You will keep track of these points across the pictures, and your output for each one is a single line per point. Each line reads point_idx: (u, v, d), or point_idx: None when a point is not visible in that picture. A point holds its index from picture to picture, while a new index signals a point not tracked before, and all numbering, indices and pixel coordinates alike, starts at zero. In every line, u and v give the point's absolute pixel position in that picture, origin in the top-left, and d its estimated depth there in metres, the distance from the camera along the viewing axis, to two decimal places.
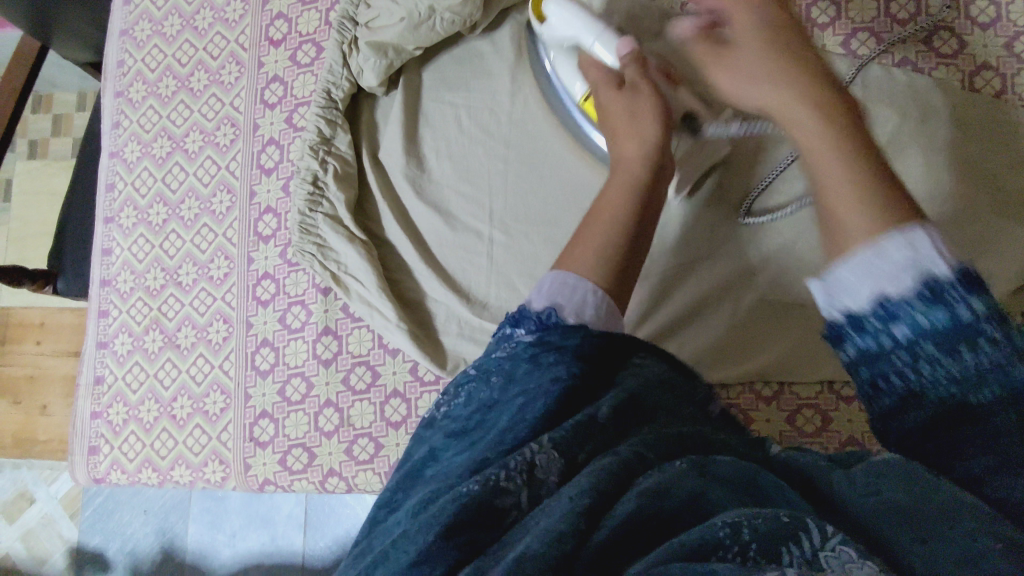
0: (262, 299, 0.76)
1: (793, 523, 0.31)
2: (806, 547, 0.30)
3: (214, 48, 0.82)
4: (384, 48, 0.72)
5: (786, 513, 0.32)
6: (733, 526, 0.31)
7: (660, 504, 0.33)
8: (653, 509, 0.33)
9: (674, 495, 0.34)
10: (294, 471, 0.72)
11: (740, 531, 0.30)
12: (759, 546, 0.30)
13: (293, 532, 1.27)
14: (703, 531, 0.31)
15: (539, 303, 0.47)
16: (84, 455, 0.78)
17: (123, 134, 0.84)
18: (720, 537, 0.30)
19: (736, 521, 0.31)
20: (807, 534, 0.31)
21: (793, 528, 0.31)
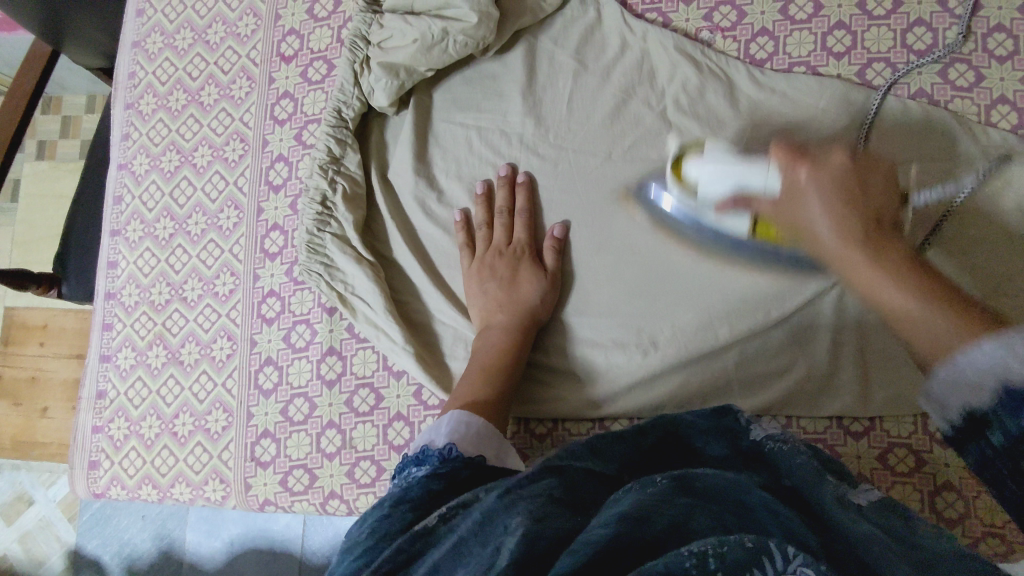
0: (267, 317, 0.75)
1: (756, 548, 0.32)
2: (770, 567, 0.31)
3: (225, 63, 0.81)
4: (395, 69, 0.71)
5: (750, 539, 0.32)
6: (699, 555, 0.31)
7: (637, 532, 0.34)
8: (630, 535, 0.34)
9: (652, 524, 0.35)
10: (295, 492, 0.71)
11: (705, 558, 0.30)
12: (724, 573, 0.30)
13: (291, 543, 1.26)
14: (670, 560, 0.30)
15: (439, 441, 0.55)
16: (84, 469, 0.77)
17: (132, 146, 0.83)
18: (687, 566, 0.30)
19: (702, 551, 0.31)
20: (769, 560, 0.31)
21: (756, 553, 0.31)
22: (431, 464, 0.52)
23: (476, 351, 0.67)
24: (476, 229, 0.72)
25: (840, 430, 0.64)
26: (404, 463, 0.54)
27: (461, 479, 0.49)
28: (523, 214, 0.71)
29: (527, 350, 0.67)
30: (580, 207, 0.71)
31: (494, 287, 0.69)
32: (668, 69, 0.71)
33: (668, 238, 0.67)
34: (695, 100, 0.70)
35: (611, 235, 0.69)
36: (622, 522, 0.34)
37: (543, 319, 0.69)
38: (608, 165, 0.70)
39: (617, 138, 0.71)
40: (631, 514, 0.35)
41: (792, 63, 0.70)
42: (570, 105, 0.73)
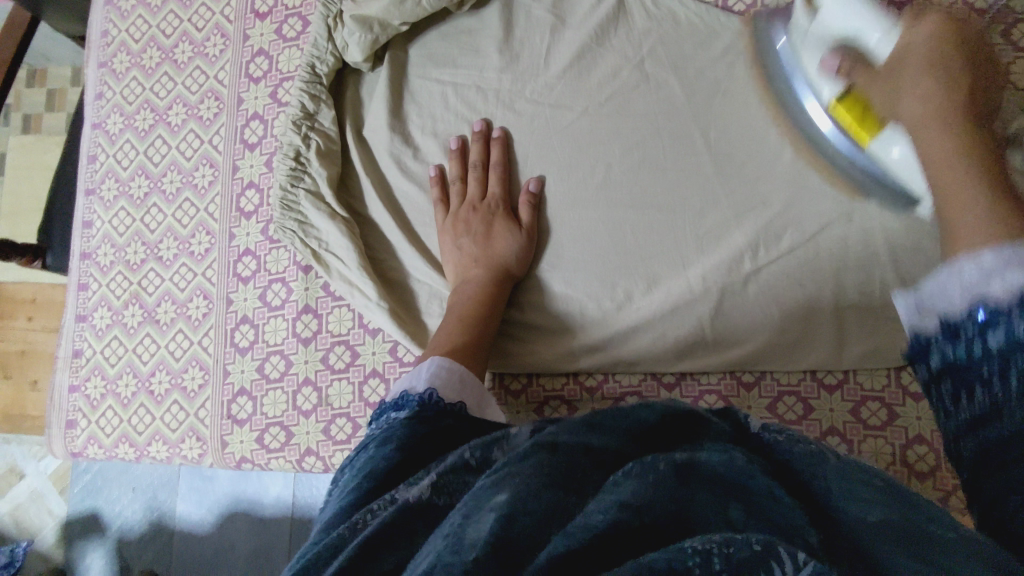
0: (242, 276, 0.75)
1: (766, 549, 0.29)
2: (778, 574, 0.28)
3: (199, 20, 0.80)
4: (369, 22, 0.70)
5: (758, 540, 0.30)
6: (704, 556, 0.29)
7: (631, 518, 0.33)
8: (633, 521, 0.33)
9: (653, 511, 0.33)
10: (271, 449, 0.72)
11: (710, 559, 0.29)
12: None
13: (280, 512, 1.27)
14: (672, 557, 0.30)
15: (420, 387, 0.55)
16: (61, 428, 0.77)
17: (105, 106, 0.82)
18: (689, 564, 0.29)
19: (705, 550, 0.29)
20: (779, 565, 0.29)
21: (765, 555, 0.29)
22: (411, 409, 0.51)
23: (451, 303, 0.67)
24: (451, 184, 0.72)
25: (813, 383, 0.64)
26: (382, 409, 0.54)
27: (444, 426, 0.49)
28: (497, 167, 0.71)
29: (502, 305, 0.67)
30: (560, 159, 0.70)
31: (468, 243, 0.69)
32: (646, 23, 0.70)
33: (642, 193, 0.67)
34: (672, 53, 0.69)
35: (586, 191, 0.69)
36: (623, 509, 0.33)
37: (518, 273, 0.69)
38: (585, 120, 0.70)
39: (593, 93, 0.70)
40: (631, 498, 0.34)
41: None
42: (547, 60, 0.72)
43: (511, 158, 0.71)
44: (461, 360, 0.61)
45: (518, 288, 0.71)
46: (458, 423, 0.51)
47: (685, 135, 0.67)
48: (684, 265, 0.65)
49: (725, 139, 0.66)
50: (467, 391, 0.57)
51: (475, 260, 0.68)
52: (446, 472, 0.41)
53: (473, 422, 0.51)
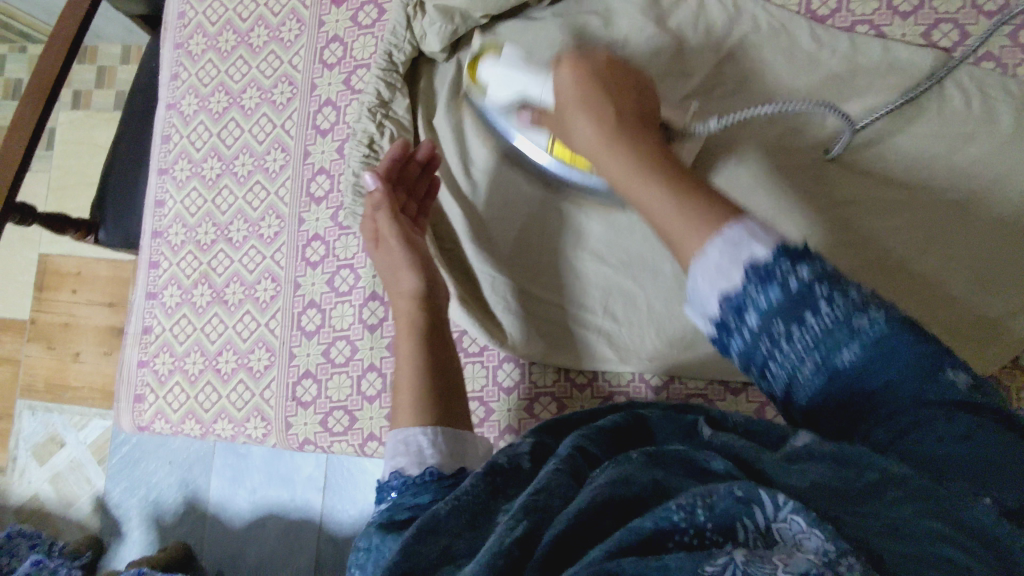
0: (311, 261, 0.76)
1: (747, 498, 0.30)
2: (759, 518, 0.30)
3: (276, 5, 0.81)
4: (451, 13, 0.71)
5: (739, 487, 0.31)
6: (687, 509, 0.31)
7: (617, 492, 0.34)
8: (615, 496, 0.34)
9: (636, 479, 0.34)
10: (335, 432, 0.73)
11: (695, 513, 0.30)
12: (712, 527, 0.30)
13: (312, 492, 1.29)
14: (659, 517, 0.31)
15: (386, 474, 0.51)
16: (129, 402, 0.79)
17: (180, 86, 0.83)
18: (676, 522, 0.30)
19: (689, 506, 0.31)
20: (759, 508, 0.30)
21: (747, 503, 0.30)
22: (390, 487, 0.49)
23: (397, 356, 0.61)
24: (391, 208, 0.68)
25: None
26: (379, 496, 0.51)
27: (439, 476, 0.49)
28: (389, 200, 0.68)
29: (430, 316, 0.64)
30: None
31: (391, 280, 0.66)
32: (726, 21, 0.70)
33: None
34: (752, 54, 0.69)
35: None
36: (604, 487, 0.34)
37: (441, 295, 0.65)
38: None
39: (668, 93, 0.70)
40: (612, 478, 0.35)
41: (855, 20, 0.68)
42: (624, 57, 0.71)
43: (432, 191, 0.72)
44: (449, 419, 0.54)
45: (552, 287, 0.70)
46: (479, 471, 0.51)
47: (761, 142, 0.67)
48: None
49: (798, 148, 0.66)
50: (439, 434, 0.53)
51: (433, 295, 0.65)
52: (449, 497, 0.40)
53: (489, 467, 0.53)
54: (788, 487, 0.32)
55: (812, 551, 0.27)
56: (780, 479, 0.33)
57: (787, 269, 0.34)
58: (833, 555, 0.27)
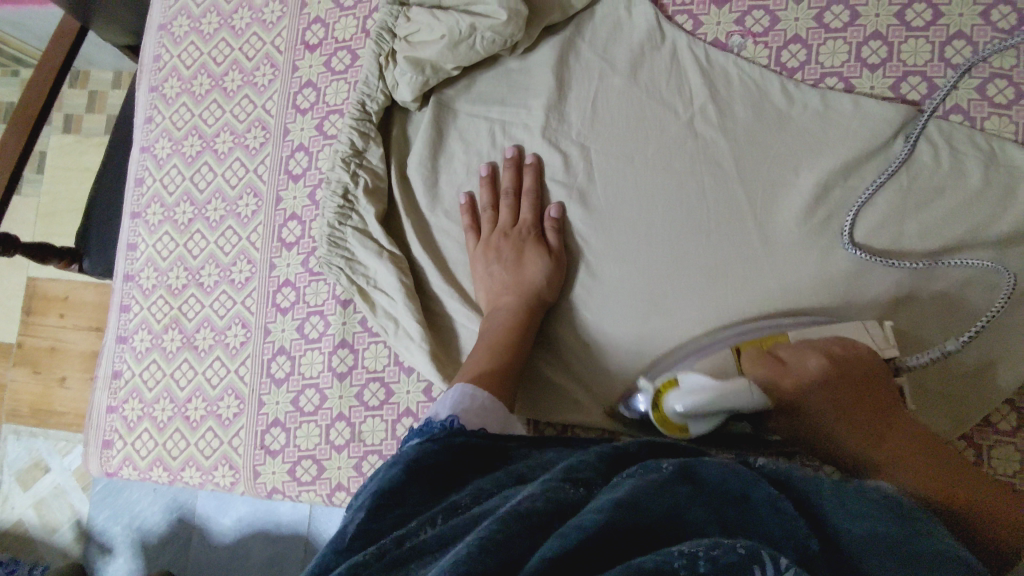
0: (281, 307, 0.75)
1: (751, 554, 0.32)
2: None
3: (250, 49, 0.81)
4: (422, 64, 0.70)
5: (744, 545, 0.33)
6: (688, 557, 0.32)
7: (628, 520, 0.36)
8: (627, 522, 0.35)
9: (642, 513, 0.36)
10: (303, 482, 0.72)
11: (695, 561, 0.32)
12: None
13: (296, 522, 1.28)
14: (658, 559, 0.32)
15: (443, 415, 0.55)
16: (97, 447, 0.78)
17: (155, 129, 0.84)
18: (675, 566, 0.32)
19: (691, 553, 0.32)
20: (761, 567, 0.31)
21: (751, 558, 0.32)
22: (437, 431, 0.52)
23: (486, 327, 0.68)
24: (482, 211, 0.72)
25: None
26: (409, 437, 0.54)
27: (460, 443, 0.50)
28: (530, 195, 0.71)
29: (533, 331, 0.67)
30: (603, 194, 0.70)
31: (516, 270, 0.68)
32: (697, 72, 0.70)
33: (686, 254, 0.67)
34: (722, 106, 0.68)
35: (631, 241, 0.68)
36: (617, 509, 0.36)
37: (549, 299, 0.69)
38: (647, 175, 0.69)
39: (640, 143, 0.70)
40: (624, 498, 0.37)
41: (825, 72, 0.68)
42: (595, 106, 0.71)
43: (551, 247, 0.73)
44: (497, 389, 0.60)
45: (543, 341, 0.71)
46: (490, 442, 0.51)
47: (731, 196, 0.66)
48: (726, 322, 0.65)
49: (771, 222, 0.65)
50: (488, 416, 0.57)
51: (546, 293, 0.68)
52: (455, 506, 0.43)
53: (503, 444, 0.52)
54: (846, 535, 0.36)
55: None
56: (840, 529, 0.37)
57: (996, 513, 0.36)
58: None
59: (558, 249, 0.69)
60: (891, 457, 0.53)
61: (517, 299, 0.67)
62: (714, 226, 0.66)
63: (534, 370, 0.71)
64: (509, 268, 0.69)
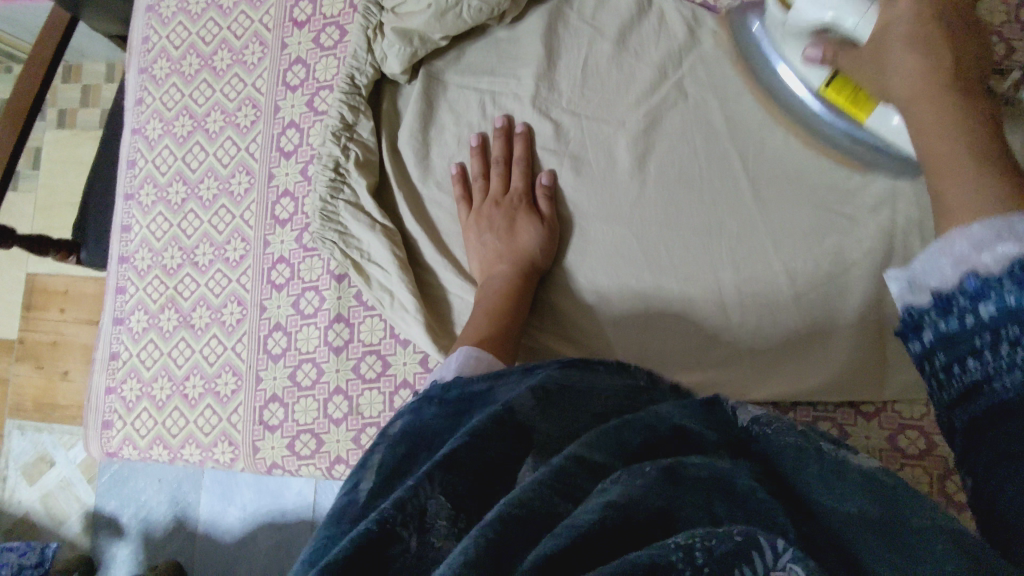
0: (276, 283, 0.75)
1: (747, 543, 0.30)
2: (759, 566, 0.30)
3: (238, 28, 0.81)
4: (409, 35, 0.70)
5: (740, 531, 0.31)
6: (685, 549, 0.30)
7: (621, 518, 0.32)
8: (620, 516, 0.32)
9: (641, 505, 0.33)
10: (302, 456, 0.72)
11: (692, 552, 0.30)
12: (710, 569, 0.29)
13: (301, 508, 1.28)
14: (655, 552, 0.30)
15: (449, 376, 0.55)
16: (97, 428, 0.79)
17: (145, 111, 0.84)
18: (673, 559, 0.30)
19: (688, 544, 0.30)
20: (759, 553, 0.30)
21: (746, 545, 0.30)
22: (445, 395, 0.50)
23: (482, 294, 0.68)
24: (473, 181, 0.72)
25: (850, 410, 0.63)
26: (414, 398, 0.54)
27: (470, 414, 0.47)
28: (520, 163, 0.71)
29: (528, 298, 0.67)
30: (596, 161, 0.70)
31: (508, 237, 0.68)
32: (687, 37, 0.70)
33: (680, 218, 0.67)
34: (711, 70, 0.68)
35: (624, 207, 0.68)
36: (608, 508, 0.32)
37: (544, 266, 0.69)
38: (638, 141, 0.69)
39: (631, 108, 0.70)
40: (618, 497, 0.33)
41: None
42: (585, 74, 0.71)
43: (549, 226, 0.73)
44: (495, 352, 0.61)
45: (539, 309, 0.71)
46: None
47: (722, 159, 0.67)
48: (721, 283, 0.65)
49: (764, 182, 0.65)
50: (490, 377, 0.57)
51: (540, 260, 0.69)
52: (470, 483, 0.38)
53: None
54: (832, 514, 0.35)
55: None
56: (824, 511, 0.35)
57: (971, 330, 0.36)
58: None
59: (551, 217, 0.69)
60: (960, 174, 0.43)
61: (510, 266, 0.68)
62: (708, 189, 0.66)
63: (530, 339, 0.70)
64: (502, 235, 0.69)
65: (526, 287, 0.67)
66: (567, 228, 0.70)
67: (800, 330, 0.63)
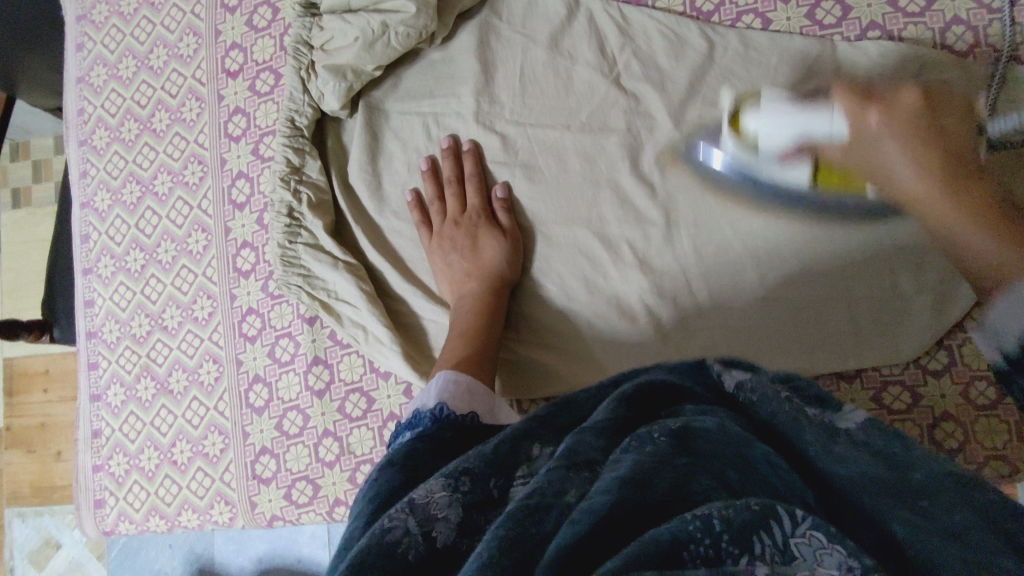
0: (249, 335, 0.75)
1: (765, 511, 0.30)
2: (778, 533, 0.29)
3: (172, 86, 0.80)
4: (342, 70, 0.70)
5: (757, 501, 0.30)
6: (704, 520, 0.29)
7: (636, 497, 0.32)
8: (636, 499, 0.31)
9: (654, 487, 0.32)
10: (301, 504, 0.72)
11: (711, 522, 0.29)
12: (731, 537, 0.29)
13: (317, 554, 1.27)
14: (674, 526, 0.29)
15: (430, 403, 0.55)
16: (91, 508, 0.78)
17: (91, 182, 0.83)
18: (692, 532, 0.29)
19: (706, 513, 0.29)
20: (777, 521, 0.29)
21: (765, 516, 0.29)
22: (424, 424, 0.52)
23: (455, 315, 0.68)
24: (429, 204, 0.72)
25: (832, 376, 0.64)
26: (397, 430, 0.54)
27: (448, 438, 0.49)
28: (472, 180, 0.71)
29: (500, 313, 0.67)
30: (547, 166, 0.70)
31: (473, 255, 0.69)
32: (616, 33, 0.70)
33: (636, 210, 0.67)
34: (646, 62, 0.69)
35: (580, 208, 0.69)
36: (622, 487, 0.32)
37: (512, 279, 0.69)
38: (588, 145, 0.69)
39: (572, 110, 0.70)
40: (631, 473, 0.33)
41: (740, 12, 0.69)
42: (523, 82, 0.72)
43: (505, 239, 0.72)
44: (473, 370, 0.60)
45: (513, 322, 0.71)
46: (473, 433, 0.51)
47: (668, 150, 0.67)
48: (688, 272, 0.66)
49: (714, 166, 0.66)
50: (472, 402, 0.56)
51: (509, 274, 0.69)
52: (462, 479, 0.38)
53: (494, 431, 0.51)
54: (835, 479, 0.34)
55: (837, 567, 0.28)
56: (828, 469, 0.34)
57: None
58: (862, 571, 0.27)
59: (513, 230, 0.69)
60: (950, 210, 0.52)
61: (479, 284, 0.68)
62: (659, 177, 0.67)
63: (509, 351, 0.71)
64: (467, 254, 0.69)
65: (498, 304, 0.68)
66: (533, 240, 0.71)
67: (773, 312, 0.64)
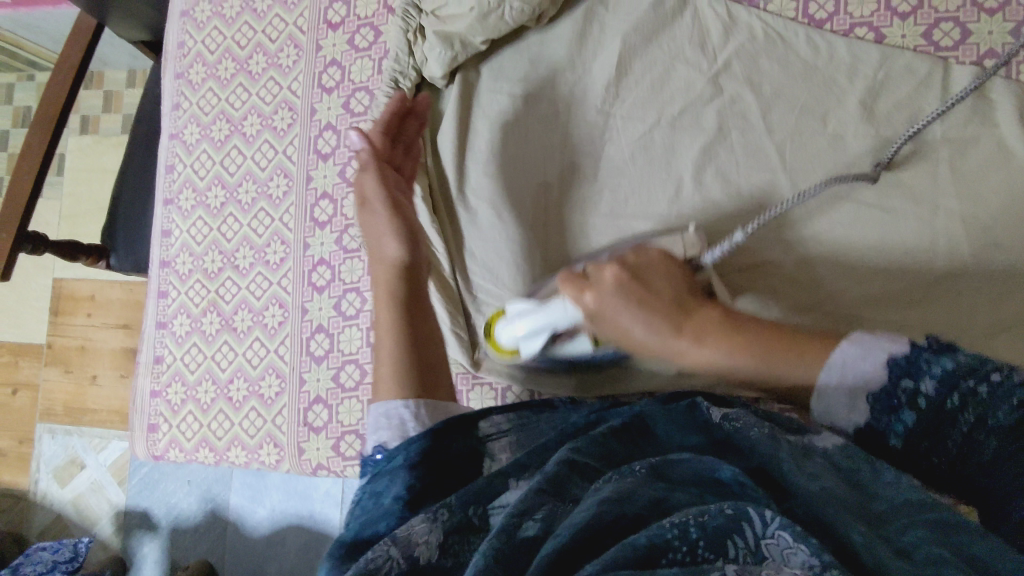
0: (318, 285, 0.76)
1: (737, 514, 0.32)
2: (749, 534, 0.31)
3: (272, 31, 0.81)
4: (451, 38, 0.70)
5: (729, 506, 0.32)
6: (681, 526, 0.31)
7: (618, 511, 0.34)
8: (617, 512, 0.34)
9: (633, 502, 0.34)
10: (347, 456, 0.72)
11: (687, 530, 0.31)
12: (706, 543, 0.31)
13: (329, 508, 1.29)
14: (652, 533, 0.31)
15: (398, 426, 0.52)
16: (144, 431, 0.80)
17: (182, 116, 0.84)
18: (670, 539, 0.31)
19: (683, 521, 0.32)
20: (750, 525, 0.31)
21: (736, 519, 0.32)
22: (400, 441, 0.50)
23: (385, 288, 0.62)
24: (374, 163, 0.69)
25: None
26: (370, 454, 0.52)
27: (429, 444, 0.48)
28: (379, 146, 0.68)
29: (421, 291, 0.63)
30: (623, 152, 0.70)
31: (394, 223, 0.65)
32: (723, 30, 0.69)
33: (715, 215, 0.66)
34: (749, 62, 0.68)
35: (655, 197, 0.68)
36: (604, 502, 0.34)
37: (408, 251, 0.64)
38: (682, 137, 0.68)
39: (666, 104, 0.69)
40: (612, 494, 0.35)
41: (855, 23, 0.67)
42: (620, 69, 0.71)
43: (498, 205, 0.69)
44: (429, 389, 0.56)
45: None
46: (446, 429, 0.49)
47: (762, 155, 0.66)
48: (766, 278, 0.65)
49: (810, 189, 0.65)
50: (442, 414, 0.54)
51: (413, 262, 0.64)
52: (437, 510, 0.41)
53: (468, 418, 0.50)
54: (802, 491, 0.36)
55: (801, 565, 0.29)
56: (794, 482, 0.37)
57: (907, 388, 0.44)
58: (819, 568, 0.28)
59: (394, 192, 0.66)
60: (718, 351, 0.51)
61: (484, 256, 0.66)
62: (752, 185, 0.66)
63: None
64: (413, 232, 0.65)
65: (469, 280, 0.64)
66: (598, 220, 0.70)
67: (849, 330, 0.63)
